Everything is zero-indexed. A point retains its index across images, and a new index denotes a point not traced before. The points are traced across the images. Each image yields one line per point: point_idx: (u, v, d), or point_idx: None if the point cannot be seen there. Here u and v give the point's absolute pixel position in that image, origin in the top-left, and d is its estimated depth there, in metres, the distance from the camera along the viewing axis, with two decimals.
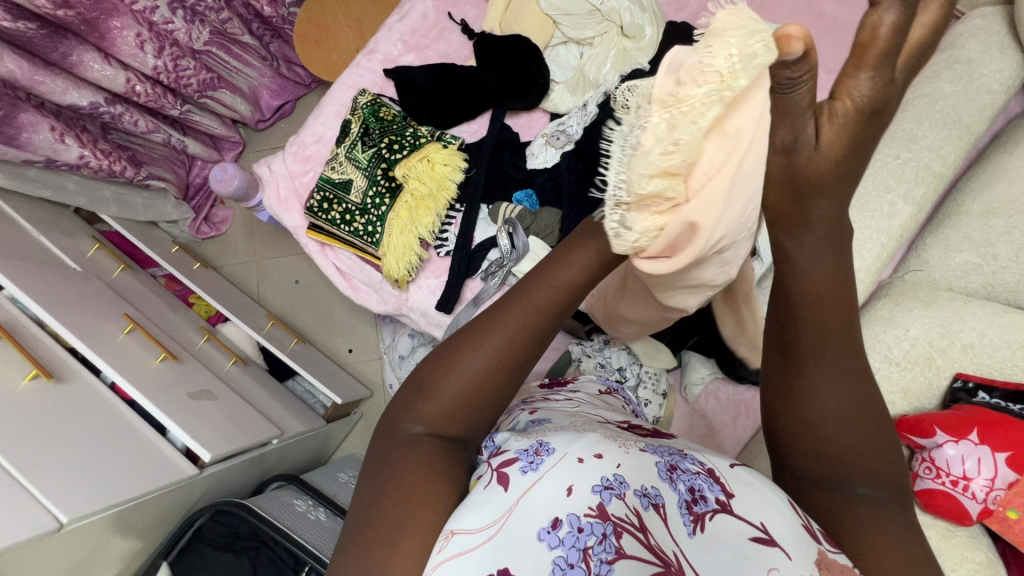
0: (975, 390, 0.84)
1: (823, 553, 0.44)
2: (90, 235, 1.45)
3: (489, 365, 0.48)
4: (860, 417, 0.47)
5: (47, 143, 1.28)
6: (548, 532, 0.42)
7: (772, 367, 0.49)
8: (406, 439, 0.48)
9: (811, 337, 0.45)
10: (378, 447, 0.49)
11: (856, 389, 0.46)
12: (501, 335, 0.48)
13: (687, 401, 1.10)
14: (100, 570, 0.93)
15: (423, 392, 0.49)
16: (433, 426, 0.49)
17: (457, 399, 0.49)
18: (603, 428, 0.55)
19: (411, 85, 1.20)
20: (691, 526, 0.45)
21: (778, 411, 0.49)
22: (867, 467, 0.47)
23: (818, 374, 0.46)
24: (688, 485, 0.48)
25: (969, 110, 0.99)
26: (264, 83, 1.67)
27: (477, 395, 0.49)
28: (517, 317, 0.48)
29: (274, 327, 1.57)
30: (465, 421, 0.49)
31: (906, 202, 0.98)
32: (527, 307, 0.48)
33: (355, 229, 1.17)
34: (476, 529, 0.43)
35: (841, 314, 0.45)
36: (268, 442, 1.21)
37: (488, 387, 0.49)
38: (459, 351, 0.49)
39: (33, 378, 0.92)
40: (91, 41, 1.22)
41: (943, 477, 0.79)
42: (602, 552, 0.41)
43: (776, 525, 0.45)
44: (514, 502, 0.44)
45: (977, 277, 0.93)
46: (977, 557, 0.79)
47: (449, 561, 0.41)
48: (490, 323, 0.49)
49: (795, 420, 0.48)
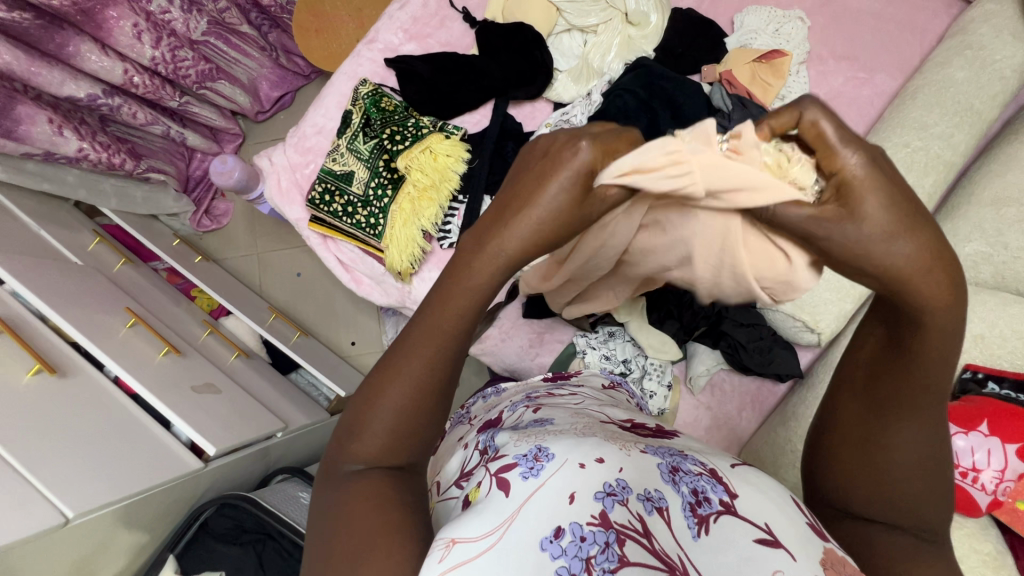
0: (985, 380, 0.84)
1: (828, 552, 0.44)
2: (91, 228, 1.44)
3: (406, 401, 0.45)
4: (928, 468, 0.45)
5: (46, 137, 1.27)
6: (551, 542, 0.41)
7: (853, 388, 0.46)
8: (348, 478, 0.46)
9: (903, 379, 0.42)
10: (322, 493, 0.47)
11: (938, 437, 0.44)
12: (415, 365, 0.45)
13: (693, 393, 1.07)
14: (109, 563, 0.94)
15: (356, 430, 0.46)
16: (372, 460, 0.46)
17: (389, 430, 0.46)
18: (603, 430, 0.54)
19: (414, 75, 1.18)
20: (696, 529, 0.44)
21: (842, 430, 0.47)
22: (919, 514, 0.46)
23: (905, 417, 0.43)
24: (691, 487, 0.47)
25: (981, 97, 0.97)
26: (264, 74, 1.65)
27: (409, 427, 0.46)
28: (426, 351, 0.45)
29: (276, 320, 1.57)
30: (410, 449, 0.47)
31: (917, 190, 0.96)
32: (428, 332, 0.45)
33: (357, 221, 1.15)
34: (475, 538, 0.42)
35: (937, 365, 0.41)
36: (273, 435, 1.20)
37: (412, 425, 0.46)
38: (379, 386, 0.46)
39: (37, 372, 0.91)
40: (87, 31, 1.21)
41: (952, 468, 0.78)
42: (604, 561, 0.40)
43: (779, 526, 0.45)
44: (516, 508, 0.44)
45: (987, 267, 0.91)
46: (984, 548, 0.78)
47: (452, 570, 0.40)
48: (405, 351, 0.45)
49: (861, 445, 0.46)
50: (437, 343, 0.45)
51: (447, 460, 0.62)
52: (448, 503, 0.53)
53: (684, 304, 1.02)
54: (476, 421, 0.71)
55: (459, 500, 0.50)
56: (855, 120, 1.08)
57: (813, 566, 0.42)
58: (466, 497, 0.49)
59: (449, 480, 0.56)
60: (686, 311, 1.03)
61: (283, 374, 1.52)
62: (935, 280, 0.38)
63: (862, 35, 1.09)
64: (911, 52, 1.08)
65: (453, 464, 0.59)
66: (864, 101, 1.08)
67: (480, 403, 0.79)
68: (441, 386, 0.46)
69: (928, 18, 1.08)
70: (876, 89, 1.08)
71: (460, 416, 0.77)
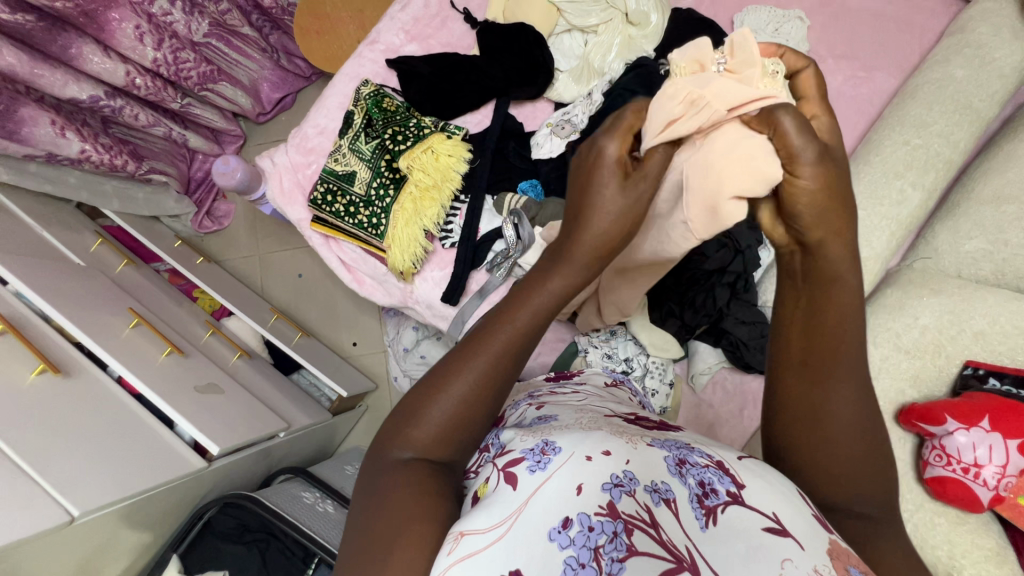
0: (986, 376, 0.84)
1: (834, 543, 0.44)
2: (93, 229, 1.45)
3: (473, 392, 0.50)
4: (866, 438, 0.48)
5: (49, 138, 1.27)
6: (559, 532, 0.42)
7: (786, 364, 0.50)
8: (396, 465, 0.48)
9: (826, 346, 0.47)
10: (367, 480, 0.49)
11: (869, 412, 0.48)
12: (482, 361, 0.50)
13: (694, 390, 1.09)
14: (113, 562, 0.94)
15: (412, 418, 0.50)
16: (423, 452, 0.49)
17: (450, 421, 0.50)
18: (608, 424, 0.54)
19: (415, 75, 1.19)
20: (704, 519, 0.45)
21: (784, 409, 0.50)
22: (867, 490, 0.48)
23: (834, 383, 0.48)
24: (698, 479, 0.48)
25: (980, 95, 0.98)
26: (265, 76, 1.65)
27: (465, 423, 0.50)
28: (494, 348, 0.50)
29: (278, 321, 1.57)
30: (458, 449, 0.50)
31: (916, 188, 0.97)
32: (500, 330, 0.50)
33: (359, 220, 1.16)
34: (484, 530, 0.43)
35: (846, 326, 0.47)
36: (275, 435, 1.21)
37: (470, 420, 0.50)
38: (445, 378, 0.50)
39: (41, 372, 0.92)
40: (90, 33, 1.21)
41: (954, 464, 0.78)
42: (613, 550, 0.40)
43: (786, 515, 0.45)
44: (524, 500, 0.44)
45: (987, 264, 0.92)
46: (985, 543, 0.79)
47: (459, 563, 0.41)
48: (473, 348, 0.50)
49: (801, 420, 0.49)
50: (511, 340, 0.50)
51: None
52: None
53: (686, 302, 1.02)
54: None
55: (467, 496, 0.50)
56: (855, 119, 1.09)
57: (820, 556, 0.43)
58: (473, 492, 0.50)
59: None
60: (688, 310, 1.02)
61: (285, 375, 1.53)
62: (837, 246, 0.47)
63: (862, 34, 1.10)
64: (910, 51, 1.09)
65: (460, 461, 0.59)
66: (864, 99, 1.09)
67: None
68: (500, 387, 0.51)
69: (927, 17, 1.09)
70: (875, 88, 1.09)
71: None
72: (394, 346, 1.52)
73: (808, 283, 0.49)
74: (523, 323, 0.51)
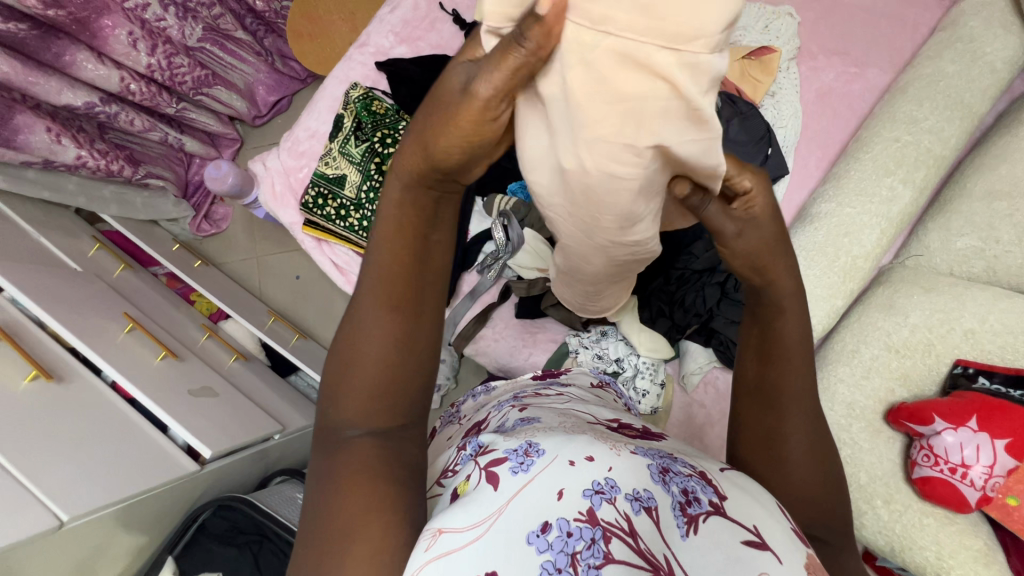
0: (976, 375, 0.83)
1: (810, 557, 0.45)
2: (90, 235, 1.46)
3: (380, 355, 0.47)
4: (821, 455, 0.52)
5: (44, 145, 1.28)
6: (537, 536, 0.41)
7: (745, 393, 0.54)
8: (342, 443, 0.47)
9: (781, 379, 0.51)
10: (318, 459, 0.47)
11: (823, 439, 0.52)
12: (374, 317, 0.47)
13: (685, 391, 1.08)
14: (107, 566, 0.94)
15: (338, 391, 0.48)
16: (360, 423, 0.47)
17: (372, 392, 0.47)
18: (591, 430, 0.54)
19: (404, 78, 1.17)
20: (685, 528, 0.44)
21: (746, 431, 0.53)
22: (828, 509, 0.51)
23: (793, 408, 0.51)
24: (681, 487, 0.46)
25: (971, 91, 0.97)
26: (260, 79, 1.66)
27: (387, 380, 0.47)
28: (385, 299, 0.47)
29: (275, 323, 1.58)
30: (392, 410, 0.48)
31: (907, 185, 0.96)
32: (382, 279, 0.47)
33: (349, 224, 1.18)
34: (462, 529, 0.42)
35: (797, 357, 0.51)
36: (270, 437, 1.21)
37: (402, 378, 0.48)
38: (349, 347, 0.47)
39: (34, 378, 0.93)
40: (83, 41, 1.22)
41: (941, 464, 0.78)
42: (590, 557, 0.40)
43: (766, 529, 0.44)
44: (505, 502, 0.43)
45: (979, 261, 0.91)
46: (975, 545, 0.78)
47: (435, 561, 0.40)
48: (366, 310, 0.47)
49: (765, 442, 0.52)
50: (394, 283, 0.47)
51: (435, 458, 0.61)
52: (432, 499, 0.52)
53: (676, 302, 1.03)
54: (465, 419, 0.71)
55: (445, 494, 0.50)
56: (847, 116, 1.08)
57: (797, 570, 0.43)
58: (453, 491, 0.48)
59: (432, 478, 0.56)
60: (678, 309, 1.03)
61: (282, 377, 1.53)
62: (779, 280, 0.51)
63: (853, 30, 1.08)
64: (903, 45, 1.07)
65: (439, 462, 0.58)
66: (855, 96, 1.08)
67: (470, 402, 0.78)
68: (408, 335, 0.47)
69: (919, 11, 1.07)
70: (867, 84, 1.08)
71: (449, 415, 0.76)
72: None
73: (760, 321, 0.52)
74: (397, 260, 0.47)
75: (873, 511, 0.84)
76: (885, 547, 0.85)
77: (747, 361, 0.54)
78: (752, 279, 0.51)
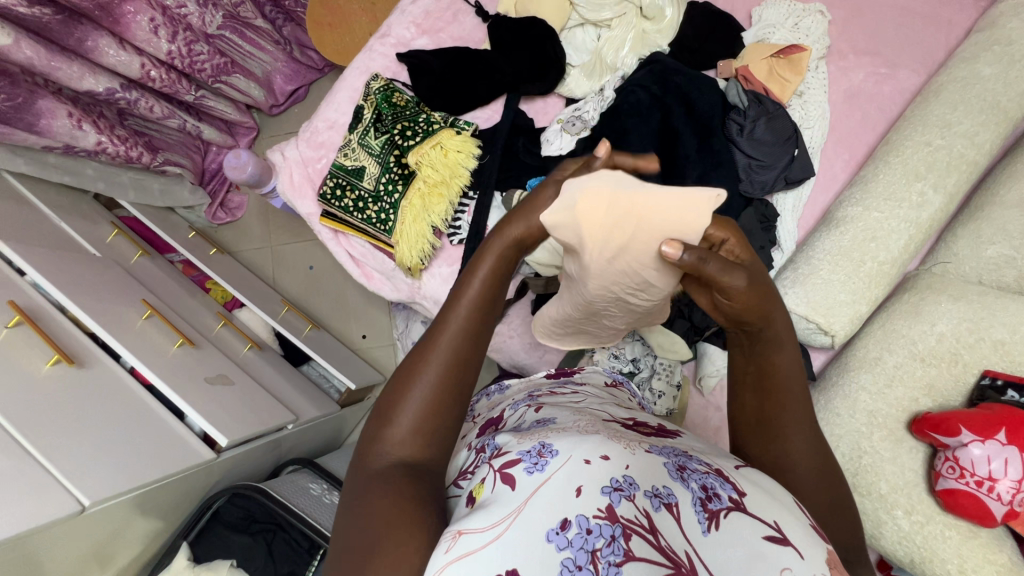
0: (1005, 388, 0.81)
1: (829, 551, 0.43)
2: (110, 220, 1.47)
3: (441, 381, 0.49)
4: (828, 467, 0.52)
5: (66, 130, 1.28)
6: (556, 533, 0.40)
7: (746, 422, 0.54)
8: (379, 470, 0.46)
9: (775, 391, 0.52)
10: (354, 484, 0.47)
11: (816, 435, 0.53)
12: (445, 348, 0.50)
13: (701, 393, 1.07)
14: (125, 550, 0.95)
15: (384, 420, 0.48)
16: (404, 451, 0.47)
17: (420, 418, 0.48)
18: (605, 428, 0.52)
19: (425, 70, 1.17)
20: (706, 524, 0.42)
21: (752, 455, 0.53)
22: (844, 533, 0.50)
23: (789, 425, 0.52)
24: (700, 483, 0.45)
25: (1009, 94, 0.94)
26: (278, 68, 1.65)
27: (441, 414, 0.49)
28: (455, 329, 0.50)
29: (289, 312, 1.58)
30: (434, 440, 0.48)
31: (938, 190, 0.93)
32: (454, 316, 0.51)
33: (367, 216, 1.16)
34: (482, 529, 0.41)
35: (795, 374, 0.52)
36: (284, 426, 1.22)
37: (449, 405, 0.49)
38: (410, 380, 0.49)
39: (56, 363, 0.94)
40: (105, 26, 1.22)
41: (967, 477, 0.76)
42: (610, 555, 0.39)
43: (787, 524, 0.43)
44: (522, 502, 0.42)
45: (1010, 270, 0.89)
46: (998, 559, 0.78)
47: (457, 563, 0.39)
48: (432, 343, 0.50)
49: (767, 463, 0.52)
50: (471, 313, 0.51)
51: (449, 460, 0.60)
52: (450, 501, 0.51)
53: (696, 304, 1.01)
54: (479, 419, 0.70)
55: (462, 497, 0.49)
56: (876, 117, 1.06)
57: (819, 565, 0.41)
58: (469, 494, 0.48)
59: (450, 481, 0.55)
60: (698, 311, 1.01)
61: (295, 366, 1.54)
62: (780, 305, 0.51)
63: (884, 30, 1.06)
64: (936, 46, 1.05)
65: (456, 464, 0.57)
66: (886, 97, 1.06)
67: (483, 402, 0.77)
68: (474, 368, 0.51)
69: (953, 12, 1.05)
70: (897, 85, 1.05)
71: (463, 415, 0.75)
72: (404, 339, 1.56)
73: (752, 353, 0.53)
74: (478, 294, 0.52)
75: (893, 521, 0.83)
76: (905, 558, 0.84)
77: (747, 353, 0.54)
78: (755, 323, 0.51)
